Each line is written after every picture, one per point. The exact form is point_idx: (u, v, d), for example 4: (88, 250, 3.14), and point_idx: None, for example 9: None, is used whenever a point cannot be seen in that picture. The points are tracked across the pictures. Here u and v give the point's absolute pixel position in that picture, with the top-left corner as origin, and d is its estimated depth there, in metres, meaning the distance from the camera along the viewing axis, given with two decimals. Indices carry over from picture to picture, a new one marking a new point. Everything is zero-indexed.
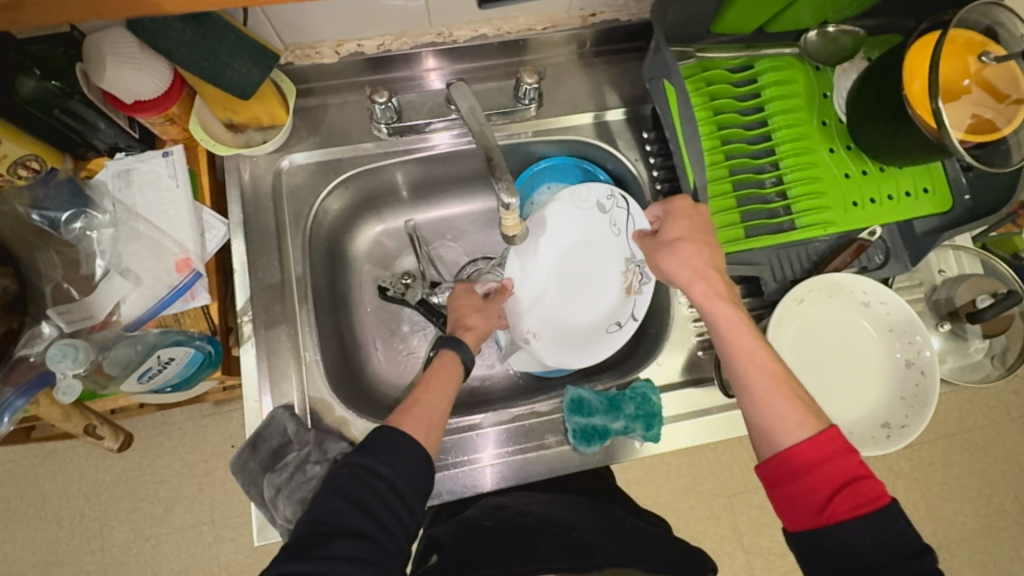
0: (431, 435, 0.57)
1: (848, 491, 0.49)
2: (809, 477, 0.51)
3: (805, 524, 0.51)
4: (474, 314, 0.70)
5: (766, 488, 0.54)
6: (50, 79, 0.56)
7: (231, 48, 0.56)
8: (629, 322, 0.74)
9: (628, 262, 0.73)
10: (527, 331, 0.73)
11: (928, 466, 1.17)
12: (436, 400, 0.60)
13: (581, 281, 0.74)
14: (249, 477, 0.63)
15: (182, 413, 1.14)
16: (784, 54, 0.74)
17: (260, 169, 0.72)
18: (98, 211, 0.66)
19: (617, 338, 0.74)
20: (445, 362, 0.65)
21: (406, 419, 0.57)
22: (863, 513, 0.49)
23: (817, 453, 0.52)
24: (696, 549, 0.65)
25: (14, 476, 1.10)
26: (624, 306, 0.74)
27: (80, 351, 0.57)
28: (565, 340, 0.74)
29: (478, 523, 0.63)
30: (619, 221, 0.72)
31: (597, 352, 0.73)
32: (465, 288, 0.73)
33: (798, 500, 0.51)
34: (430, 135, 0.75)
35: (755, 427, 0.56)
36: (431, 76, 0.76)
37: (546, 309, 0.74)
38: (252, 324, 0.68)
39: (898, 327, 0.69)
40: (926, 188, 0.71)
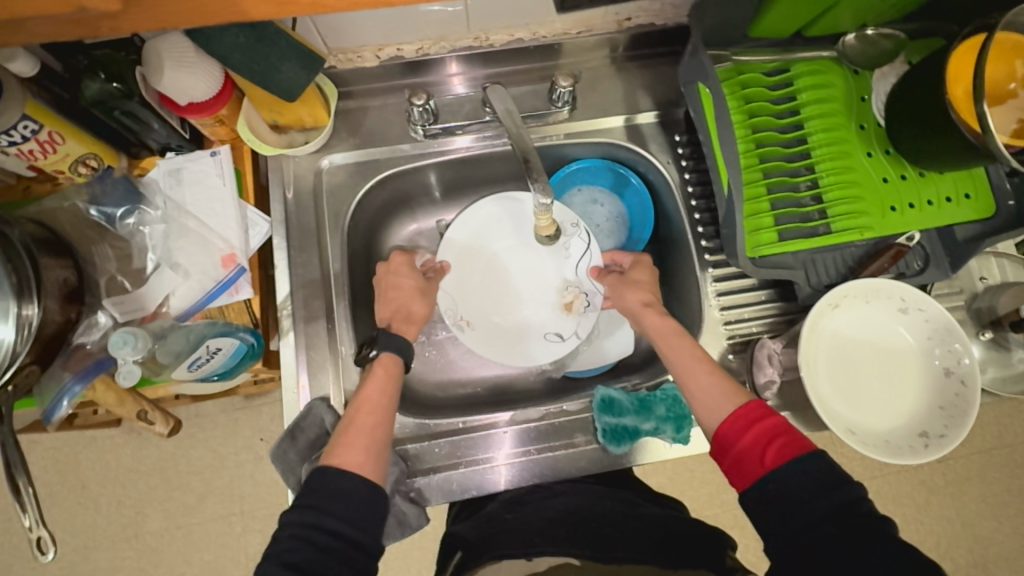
0: (374, 459, 0.57)
1: (777, 443, 0.52)
2: (746, 436, 0.54)
3: (751, 481, 0.52)
4: (418, 300, 0.72)
5: (718, 461, 0.56)
6: (112, 82, 0.59)
7: (281, 53, 0.59)
8: (570, 337, 0.77)
9: (573, 284, 0.78)
10: (461, 318, 0.77)
11: (965, 482, 1.14)
12: (370, 418, 0.61)
13: (522, 285, 0.79)
14: (287, 467, 0.64)
15: (215, 406, 1.18)
16: (822, 57, 0.74)
17: (301, 169, 0.74)
18: (150, 208, 0.70)
19: (553, 349, 0.77)
20: (383, 364, 0.66)
21: (349, 451, 0.57)
22: (794, 460, 0.51)
23: (747, 416, 0.55)
24: (715, 528, 0.62)
25: (56, 462, 1.15)
26: (567, 322, 0.77)
27: (139, 340, 0.60)
28: (497, 336, 0.77)
29: (498, 517, 0.65)
30: (574, 249, 0.77)
31: (529, 355, 0.77)
32: (406, 264, 0.73)
33: (741, 462, 0.54)
34: (450, 139, 0.76)
35: (701, 414, 0.60)
36: (455, 81, 0.77)
37: (485, 305, 0.78)
38: (292, 319, 0.70)
39: (937, 335, 0.68)
40: (967, 193, 0.70)
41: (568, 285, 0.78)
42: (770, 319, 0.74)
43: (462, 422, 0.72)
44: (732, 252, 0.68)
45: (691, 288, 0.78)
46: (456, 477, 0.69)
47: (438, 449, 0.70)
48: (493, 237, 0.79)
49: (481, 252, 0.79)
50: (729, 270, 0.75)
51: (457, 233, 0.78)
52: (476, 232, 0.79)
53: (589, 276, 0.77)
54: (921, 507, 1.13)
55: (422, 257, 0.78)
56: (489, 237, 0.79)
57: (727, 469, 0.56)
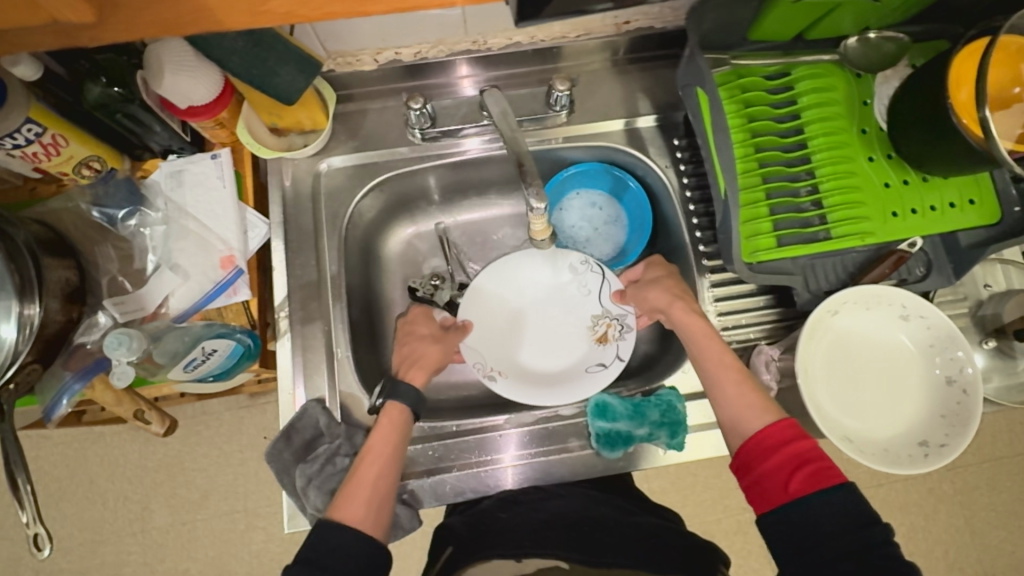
0: (376, 514, 0.57)
1: (808, 469, 0.52)
2: (774, 458, 0.53)
3: (773, 504, 0.52)
4: (430, 346, 0.71)
5: (738, 478, 0.56)
6: (112, 87, 0.60)
7: (279, 56, 0.60)
8: (614, 364, 0.74)
9: (602, 315, 0.77)
10: (492, 370, 0.74)
11: (973, 490, 1.12)
12: (374, 469, 0.60)
13: (548, 327, 0.78)
14: (282, 467, 0.65)
15: (220, 404, 1.19)
16: (823, 60, 0.73)
17: (300, 172, 0.75)
18: (151, 209, 0.71)
19: (601, 379, 0.73)
20: (392, 416, 0.64)
21: (350, 506, 0.56)
22: (822, 490, 0.51)
23: (780, 436, 0.54)
24: (706, 543, 0.63)
25: (65, 457, 1.17)
26: (605, 350, 0.75)
27: (134, 340, 0.61)
28: (537, 383, 0.74)
29: (492, 515, 0.64)
30: (591, 283, 0.78)
31: (578, 391, 0.72)
32: (423, 314, 0.74)
33: (764, 483, 0.53)
34: (461, 140, 0.77)
35: (727, 419, 0.60)
36: (466, 83, 0.78)
37: (521, 358, 0.77)
38: (289, 320, 0.71)
39: (939, 342, 0.67)
40: (971, 200, 0.68)
41: (597, 319, 0.77)
42: (769, 324, 0.74)
43: (456, 425, 0.71)
44: (729, 258, 0.68)
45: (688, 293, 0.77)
46: (449, 480, 0.69)
47: (431, 452, 0.70)
48: (510, 287, 0.79)
49: (503, 305, 0.79)
50: (727, 276, 0.75)
51: (476, 288, 0.78)
52: (489, 284, 0.78)
53: (614, 302, 0.76)
54: (928, 516, 1.12)
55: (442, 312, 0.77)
56: (505, 286, 0.79)
57: (746, 488, 0.55)
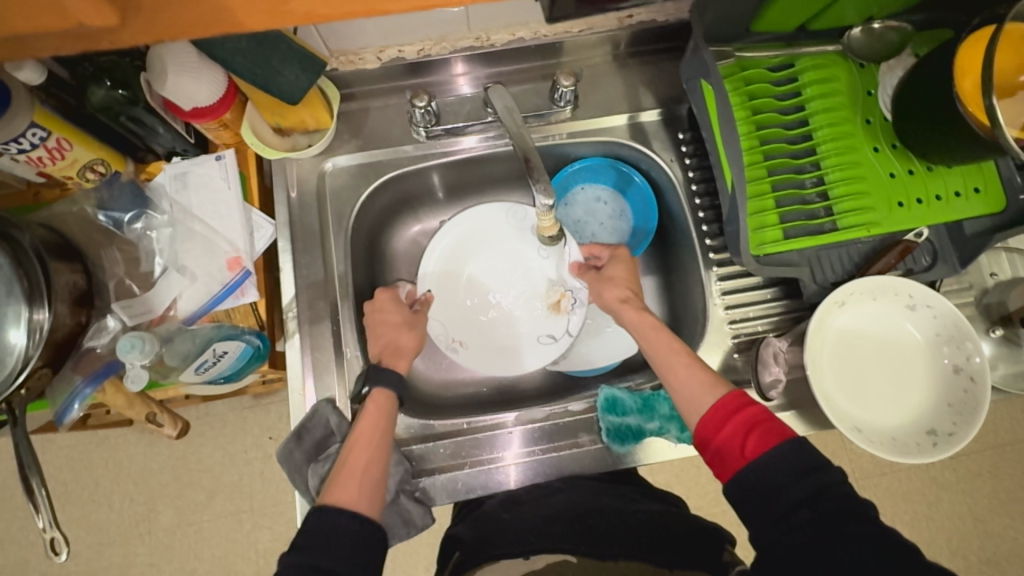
0: (370, 497, 0.56)
1: (759, 429, 0.52)
2: (727, 428, 0.54)
3: (733, 473, 0.52)
4: (407, 333, 0.71)
5: (702, 453, 0.56)
6: (118, 89, 0.60)
7: (283, 56, 0.59)
8: (563, 337, 0.78)
9: (558, 283, 0.79)
10: (453, 340, 0.78)
11: (976, 478, 1.13)
12: (365, 453, 0.59)
13: (506, 292, 0.80)
14: (294, 467, 0.65)
15: (224, 405, 1.19)
16: (827, 51, 0.73)
17: (305, 172, 0.75)
18: (157, 212, 0.70)
19: (549, 350, 0.77)
20: (378, 402, 0.64)
21: (343, 489, 0.56)
22: (774, 445, 0.51)
23: (728, 404, 0.55)
24: (714, 524, 0.63)
25: (71, 460, 1.17)
26: (558, 322, 0.78)
27: (146, 343, 0.61)
28: (489, 347, 0.78)
29: (496, 516, 0.66)
30: (552, 249, 0.79)
31: (528, 361, 0.77)
32: (390, 299, 0.72)
33: (723, 452, 0.54)
34: (462, 138, 0.77)
35: (683, 403, 0.60)
36: (459, 81, 0.77)
37: (476, 321, 0.79)
38: (297, 321, 0.70)
39: (946, 332, 0.67)
40: (977, 188, 0.68)
41: (553, 285, 0.79)
42: (777, 317, 0.74)
43: (467, 423, 0.72)
44: (736, 250, 0.68)
45: (696, 286, 0.77)
46: (460, 476, 0.70)
47: (442, 450, 0.70)
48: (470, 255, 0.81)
49: (465, 272, 0.81)
50: (734, 269, 0.75)
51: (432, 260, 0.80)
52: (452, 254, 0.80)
53: (572, 274, 0.78)
54: (931, 504, 1.12)
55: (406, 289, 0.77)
56: (468, 253, 0.81)
57: (711, 462, 0.55)
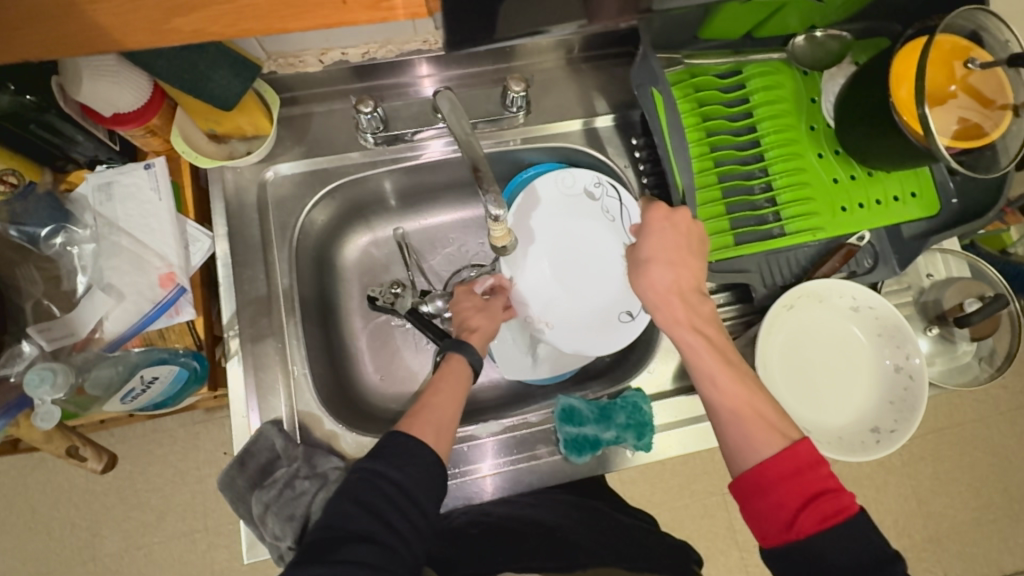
0: (442, 437, 0.57)
1: (815, 504, 0.49)
2: (779, 492, 0.50)
3: (778, 539, 0.50)
4: (477, 316, 0.70)
5: (739, 505, 0.53)
6: (25, 95, 0.54)
7: (212, 60, 0.56)
8: (642, 313, 0.72)
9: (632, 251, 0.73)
10: (539, 323, 0.74)
11: (919, 461, 1.18)
12: (441, 398, 0.60)
13: (579, 263, 0.74)
14: (237, 495, 0.62)
15: (172, 421, 1.13)
16: (773, 59, 0.74)
17: (244, 180, 0.71)
18: (78, 226, 0.65)
19: (630, 329, 0.72)
20: (451, 364, 0.65)
21: (417, 421, 0.57)
22: (831, 525, 0.48)
23: (783, 469, 0.51)
24: (682, 544, 0.68)
25: (2, 487, 1.08)
26: (634, 296, 0.73)
27: (59, 375, 0.56)
28: (580, 325, 0.73)
29: (464, 532, 0.61)
30: (614, 210, 0.74)
31: (610, 342, 0.72)
32: (465, 291, 0.72)
33: (768, 516, 0.51)
34: (419, 144, 0.74)
35: (728, 445, 0.55)
36: (425, 83, 0.75)
37: (560, 299, 0.74)
38: (239, 339, 0.67)
39: (887, 332, 0.69)
40: (914, 192, 0.71)
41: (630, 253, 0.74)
42: (730, 321, 0.75)
43: None
44: None
45: None
46: None
47: None
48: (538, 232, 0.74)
49: (537, 251, 0.74)
50: None
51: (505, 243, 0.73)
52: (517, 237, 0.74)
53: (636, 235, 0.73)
54: (879, 489, 1.17)
55: (481, 279, 0.75)
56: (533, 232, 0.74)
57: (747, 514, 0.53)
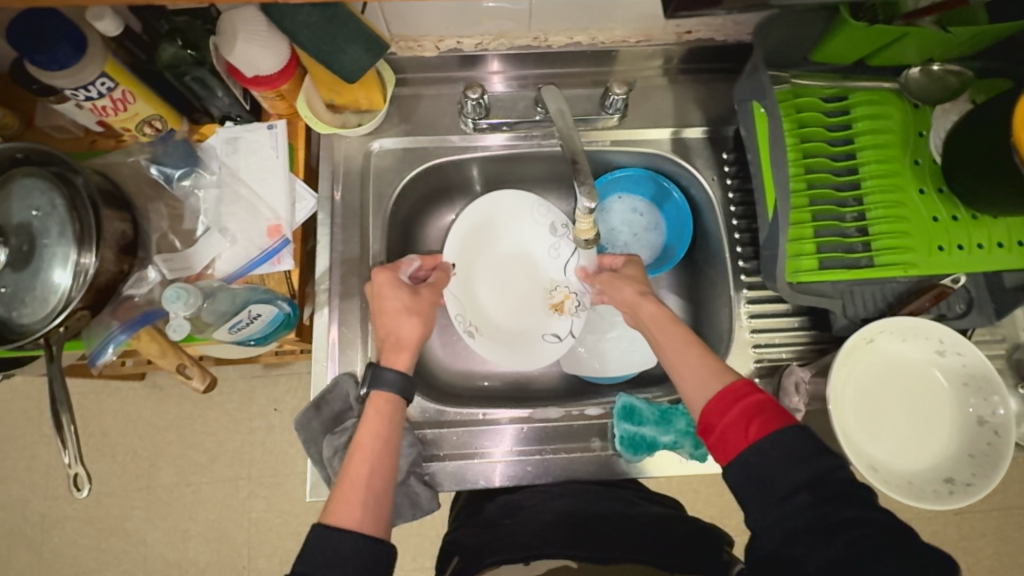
0: (372, 513, 0.54)
1: (763, 419, 0.51)
2: (733, 409, 0.53)
3: (733, 456, 0.51)
4: (405, 321, 0.66)
5: (703, 440, 0.55)
6: (187, 49, 0.63)
7: (348, 35, 0.60)
8: (567, 338, 0.77)
9: (563, 285, 0.79)
10: (469, 326, 0.76)
11: (978, 537, 1.10)
12: (364, 465, 0.57)
13: (514, 286, 0.80)
14: (310, 436, 0.66)
15: (235, 371, 1.21)
16: (882, 87, 0.73)
17: (352, 149, 0.76)
18: (206, 171, 0.72)
19: (554, 349, 0.77)
20: (378, 406, 0.62)
21: (342, 507, 0.54)
22: (776, 435, 0.49)
23: (732, 393, 0.54)
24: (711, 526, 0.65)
25: (81, 408, 1.19)
26: (560, 321, 0.78)
27: (191, 296, 0.62)
28: (501, 340, 0.77)
29: (496, 522, 0.66)
30: (562, 249, 0.79)
31: (532, 359, 0.77)
32: (390, 282, 0.67)
33: (726, 438, 0.52)
34: (480, 137, 0.77)
35: (689, 391, 0.59)
36: (495, 79, 0.78)
37: (488, 313, 0.79)
38: (328, 293, 0.72)
39: (974, 382, 0.66)
40: (1021, 241, 0.68)
41: (557, 286, 0.79)
42: (802, 346, 0.74)
43: (481, 413, 0.72)
44: (771, 274, 0.68)
45: (722, 305, 0.77)
46: (470, 466, 0.70)
47: (454, 437, 0.71)
48: (482, 249, 0.80)
49: (479, 260, 0.79)
50: (764, 293, 0.75)
51: (461, 234, 0.77)
52: (462, 246, 0.78)
53: (578, 276, 0.78)
54: None
55: (408, 263, 0.71)
56: (484, 241, 0.80)
57: (714, 447, 0.54)
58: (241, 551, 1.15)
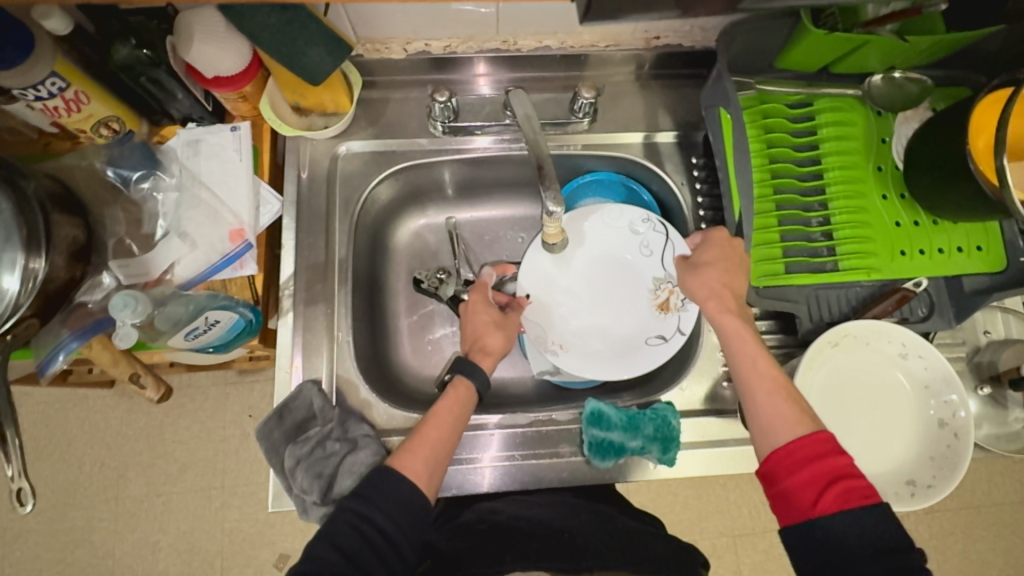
0: (433, 475, 0.57)
1: (841, 486, 0.50)
2: (804, 472, 0.52)
3: (796, 518, 0.51)
4: (495, 333, 0.67)
5: (764, 486, 0.55)
6: (142, 49, 0.60)
7: (309, 36, 0.59)
8: (674, 336, 0.72)
9: (663, 280, 0.74)
10: (553, 343, 0.72)
11: (948, 536, 1.13)
12: (437, 435, 0.59)
13: (608, 290, 0.75)
14: (271, 446, 0.65)
15: (207, 377, 1.18)
16: (845, 95, 0.74)
17: (318, 153, 0.75)
18: (165, 174, 0.70)
19: (662, 351, 0.71)
20: (458, 390, 0.63)
21: (410, 459, 0.57)
22: (851, 511, 0.49)
23: (811, 449, 0.53)
24: (690, 547, 0.65)
25: (45, 417, 1.15)
26: (666, 321, 0.72)
27: (140, 304, 0.60)
28: (599, 353, 0.72)
29: (474, 527, 0.63)
30: (654, 244, 0.74)
31: (639, 365, 0.71)
32: (482, 300, 0.69)
33: (793, 494, 0.52)
34: (474, 138, 0.77)
35: (756, 426, 0.57)
36: (481, 80, 0.78)
37: (577, 322, 0.74)
38: (292, 299, 0.70)
39: (934, 385, 0.68)
40: (979, 246, 0.69)
41: (660, 282, 0.74)
42: (769, 350, 0.74)
43: None
44: None
45: None
46: None
47: None
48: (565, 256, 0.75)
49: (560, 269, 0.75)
50: None
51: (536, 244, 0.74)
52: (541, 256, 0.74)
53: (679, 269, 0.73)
54: None
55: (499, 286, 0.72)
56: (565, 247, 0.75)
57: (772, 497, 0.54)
58: (214, 562, 1.12)
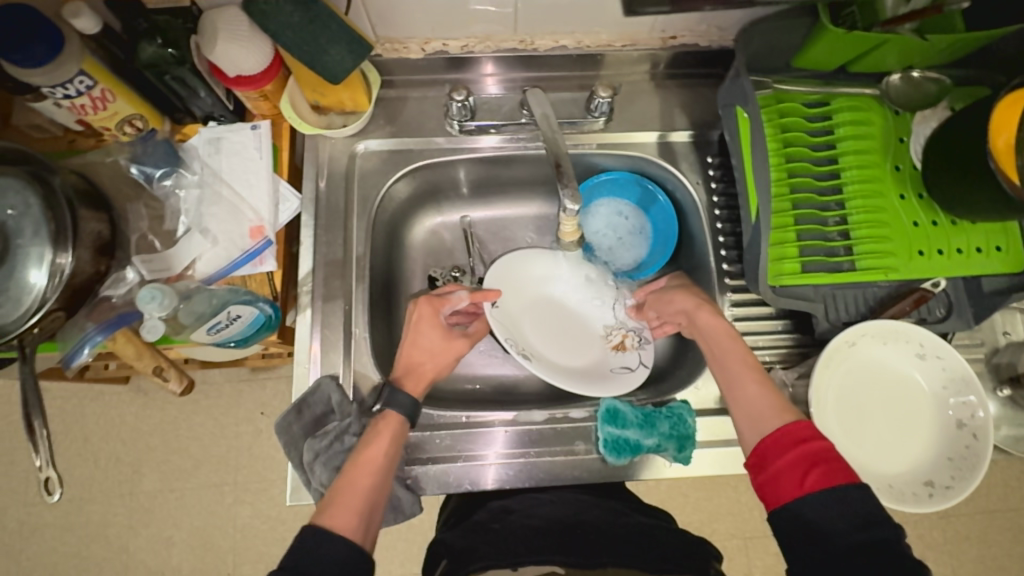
0: (363, 522, 0.55)
1: (825, 466, 0.51)
2: (787, 456, 0.52)
3: (785, 501, 0.51)
4: (428, 357, 0.67)
5: (752, 474, 0.55)
6: (167, 48, 0.61)
7: (331, 35, 0.60)
8: (639, 368, 0.76)
9: (617, 327, 0.80)
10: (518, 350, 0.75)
11: (963, 541, 1.11)
12: (368, 479, 0.58)
13: (563, 329, 0.80)
14: (291, 440, 0.66)
15: (220, 375, 1.20)
16: (863, 94, 0.74)
17: (337, 151, 0.76)
18: (188, 172, 0.71)
19: (628, 380, 0.75)
20: (388, 424, 0.62)
21: (339, 513, 0.54)
22: (837, 488, 0.49)
23: (794, 433, 0.54)
24: (701, 539, 0.64)
25: (62, 413, 1.17)
26: (627, 355, 0.78)
27: (166, 297, 0.62)
28: (561, 376, 0.75)
29: (486, 526, 0.64)
30: (606, 295, 0.81)
31: (610, 389, 0.74)
32: (427, 316, 0.68)
33: (780, 476, 0.52)
34: (477, 137, 0.77)
35: (744, 418, 0.59)
36: (487, 81, 0.78)
37: (536, 347, 0.78)
38: (311, 295, 0.71)
39: (953, 385, 0.67)
40: (997, 246, 0.69)
41: (612, 330, 0.80)
42: (785, 349, 0.74)
43: (465, 416, 0.72)
44: (754, 279, 0.68)
45: None
46: (454, 470, 0.70)
47: (438, 440, 0.70)
48: (525, 292, 0.81)
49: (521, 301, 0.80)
50: (748, 296, 0.75)
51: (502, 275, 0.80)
52: (507, 286, 0.80)
53: (631, 316, 0.79)
54: None
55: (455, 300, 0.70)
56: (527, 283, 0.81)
57: (761, 484, 0.54)
58: (226, 558, 1.13)
